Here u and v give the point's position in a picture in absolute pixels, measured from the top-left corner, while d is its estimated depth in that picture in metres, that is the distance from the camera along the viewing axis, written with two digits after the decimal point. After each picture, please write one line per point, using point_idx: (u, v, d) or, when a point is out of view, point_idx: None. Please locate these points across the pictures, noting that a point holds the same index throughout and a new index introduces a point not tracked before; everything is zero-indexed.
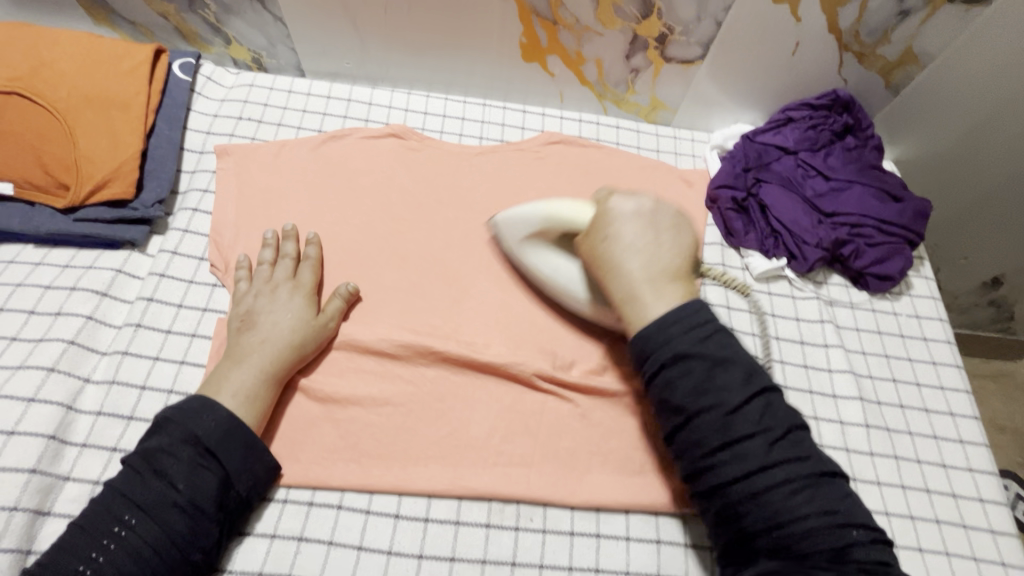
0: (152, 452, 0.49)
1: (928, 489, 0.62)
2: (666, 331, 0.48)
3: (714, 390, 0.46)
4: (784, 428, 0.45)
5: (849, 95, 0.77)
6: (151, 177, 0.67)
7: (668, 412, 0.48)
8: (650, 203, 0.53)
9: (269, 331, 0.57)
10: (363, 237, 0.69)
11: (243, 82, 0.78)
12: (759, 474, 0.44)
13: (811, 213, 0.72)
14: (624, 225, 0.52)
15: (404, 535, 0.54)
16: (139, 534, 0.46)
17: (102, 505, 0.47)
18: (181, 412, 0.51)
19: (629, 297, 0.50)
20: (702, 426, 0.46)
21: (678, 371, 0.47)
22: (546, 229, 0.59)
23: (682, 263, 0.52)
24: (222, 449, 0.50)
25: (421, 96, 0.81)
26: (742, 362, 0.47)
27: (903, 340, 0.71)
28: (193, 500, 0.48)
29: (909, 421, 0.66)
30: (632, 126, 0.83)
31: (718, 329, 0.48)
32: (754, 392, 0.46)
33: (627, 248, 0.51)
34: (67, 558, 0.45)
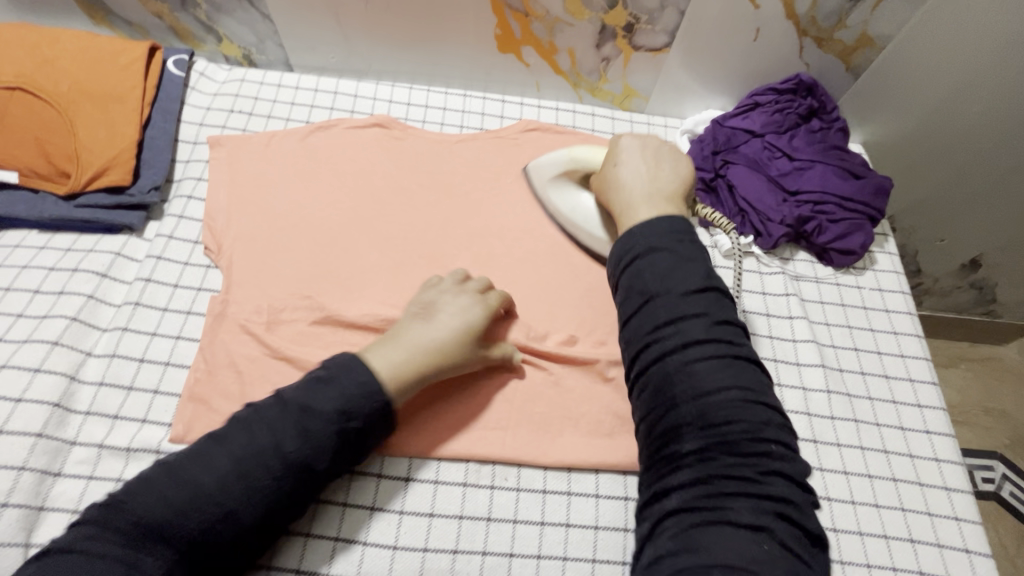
0: (312, 410, 0.51)
1: (886, 450, 0.65)
2: (647, 228, 0.54)
3: (674, 277, 0.50)
4: (732, 323, 0.49)
5: (812, 79, 0.80)
6: (147, 166, 0.71)
7: (631, 297, 0.52)
8: (653, 140, 0.63)
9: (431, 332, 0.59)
10: (349, 220, 0.72)
11: (234, 77, 0.82)
12: (700, 354, 0.47)
13: (776, 192, 0.76)
14: (630, 154, 0.62)
15: (386, 494, 0.57)
16: (280, 484, 0.49)
17: (256, 445, 0.49)
18: (354, 381, 0.53)
19: (629, 205, 0.58)
20: (656, 306, 0.50)
21: (649, 260, 0.52)
22: (569, 170, 0.70)
23: (680, 186, 0.60)
24: (373, 428, 0.53)
25: (404, 88, 0.85)
26: (706, 264, 0.52)
27: (865, 312, 0.74)
28: (331, 465, 0.51)
29: (870, 387, 0.69)
30: (607, 114, 0.86)
31: (691, 238, 0.53)
32: (711, 287, 0.50)
33: (630, 172, 0.61)
34: (210, 489, 0.47)
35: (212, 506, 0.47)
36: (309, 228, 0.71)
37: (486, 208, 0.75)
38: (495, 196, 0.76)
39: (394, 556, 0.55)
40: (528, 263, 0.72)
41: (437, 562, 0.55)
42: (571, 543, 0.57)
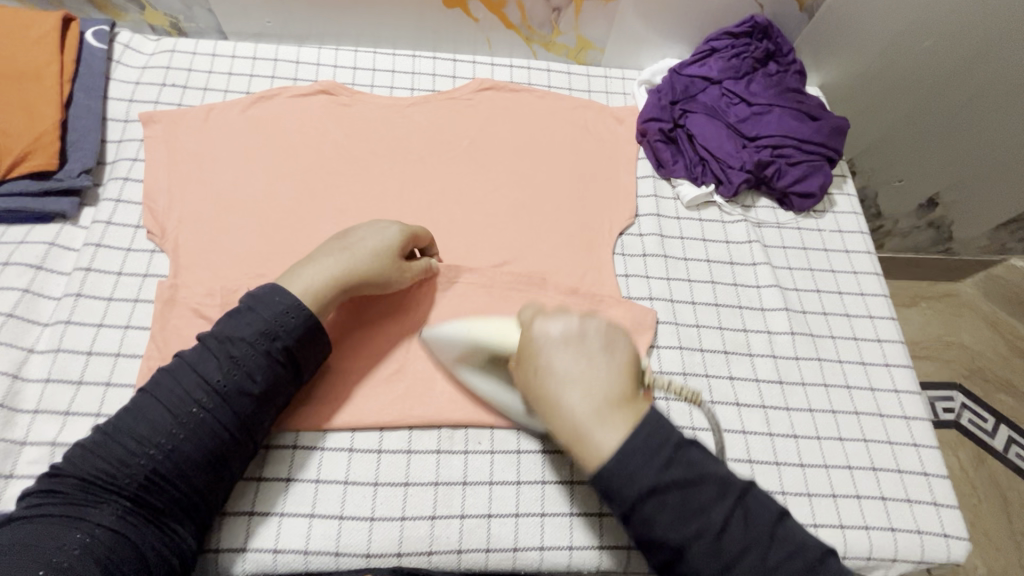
0: (227, 339, 0.52)
1: (848, 385, 0.67)
2: (630, 464, 0.42)
3: (696, 513, 0.43)
4: (766, 524, 0.44)
5: (766, 21, 0.79)
6: (74, 148, 0.66)
7: (654, 549, 0.44)
8: (576, 321, 0.46)
9: (355, 244, 0.58)
10: (300, 193, 0.69)
11: (163, 48, 0.76)
12: None
13: (736, 138, 0.75)
14: (549, 352, 0.46)
15: (359, 467, 0.57)
16: (215, 414, 0.50)
17: (178, 386, 0.50)
18: (261, 305, 0.53)
19: (579, 440, 0.44)
20: (693, 560, 0.43)
21: (655, 509, 0.42)
22: (471, 352, 0.56)
23: (628, 388, 0.45)
24: (298, 345, 0.54)
25: (348, 51, 0.80)
26: (716, 473, 0.44)
27: (826, 254, 0.75)
28: (267, 388, 0.52)
29: (832, 326, 0.70)
30: (562, 69, 0.83)
31: (681, 445, 0.44)
32: (733, 502, 0.44)
33: (558, 384, 0.45)
34: (142, 433, 0.48)
35: (149, 448, 0.48)
36: (260, 204, 0.68)
37: (443, 173, 0.73)
38: (451, 160, 0.74)
39: (372, 527, 0.54)
40: (490, 226, 0.70)
41: (415, 529, 0.55)
42: (549, 499, 0.57)
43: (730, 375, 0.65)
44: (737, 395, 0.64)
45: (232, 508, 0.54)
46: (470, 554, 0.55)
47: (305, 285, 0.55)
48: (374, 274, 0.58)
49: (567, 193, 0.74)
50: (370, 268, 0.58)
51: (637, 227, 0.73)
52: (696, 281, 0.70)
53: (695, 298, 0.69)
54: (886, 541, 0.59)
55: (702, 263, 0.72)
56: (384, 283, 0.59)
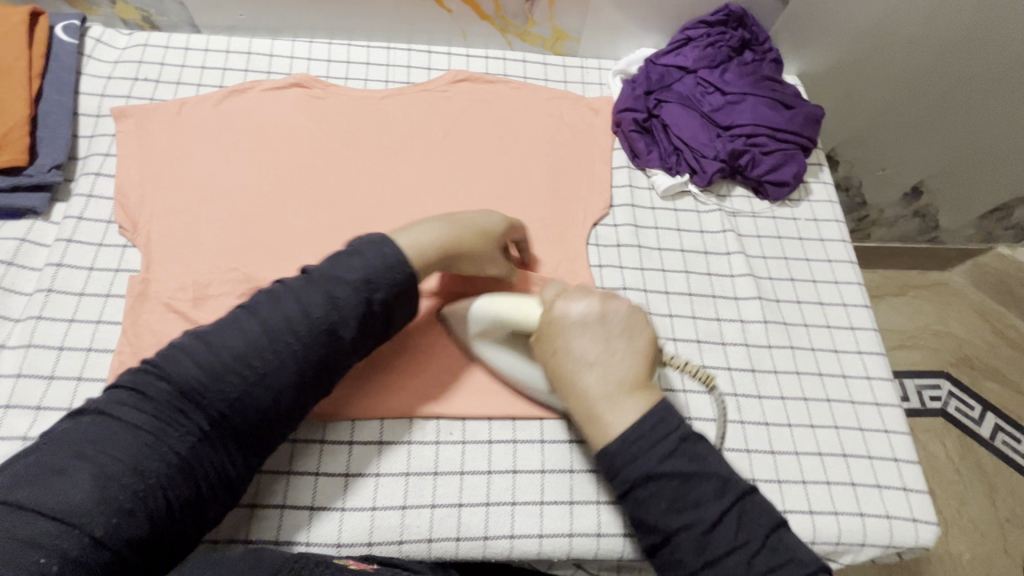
0: (331, 277, 0.52)
1: (821, 372, 0.67)
2: (631, 448, 0.49)
3: (690, 506, 0.48)
4: (758, 529, 0.48)
5: (741, 9, 0.79)
6: (44, 143, 0.66)
7: (648, 535, 0.49)
8: (596, 308, 0.54)
9: (469, 222, 0.60)
10: (272, 187, 0.69)
11: (135, 42, 0.76)
12: None
13: (709, 128, 0.74)
14: (570, 334, 0.53)
15: (330, 458, 0.57)
16: (308, 350, 0.50)
17: (282, 314, 0.50)
18: (375, 254, 0.54)
19: (590, 413, 0.51)
20: (682, 547, 0.48)
21: (650, 493, 0.49)
22: (492, 326, 0.58)
23: (639, 373, 0.53)
24: (395, 300, 0.54)
25: (323, 43, 0.80)
26: (717, 474, 0.49)
27: (801, 242, 0.75)
28: (357, 336, 0.53)
29: (805, 315, 0.71)
30: (538, 60, 0.83)
31: (685, 439, 0.50)
32: (729, 502, 0.48)
33: (577, 363, 0.52)
34: (240, 354, 0.48)
35: (243, 370, 0.48)
36: (233, 199, 0.68)
37: (417, 165, 0.73)
38: (425, 152, 0.73)
39: (343, 517, 0.55)
40: None
41: (387, 519, 0.55)
42: (519, 489, 0.58)
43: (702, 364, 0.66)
44: None
45: None
46: (441, 543, 0.55)
47: (416, 243, 0.56)
48: (472, 255, 0.59)
49: (542, 184, 0.74)
50: (473, 242, 0.59)
51: (611, 217, 0.73)
52: (670, 271, 0.71)
53: (669, 288, 0.69)
54: (855, 526, 0.59)
55: (675, 253, 0.72)
56: (477, 261, 0.60)
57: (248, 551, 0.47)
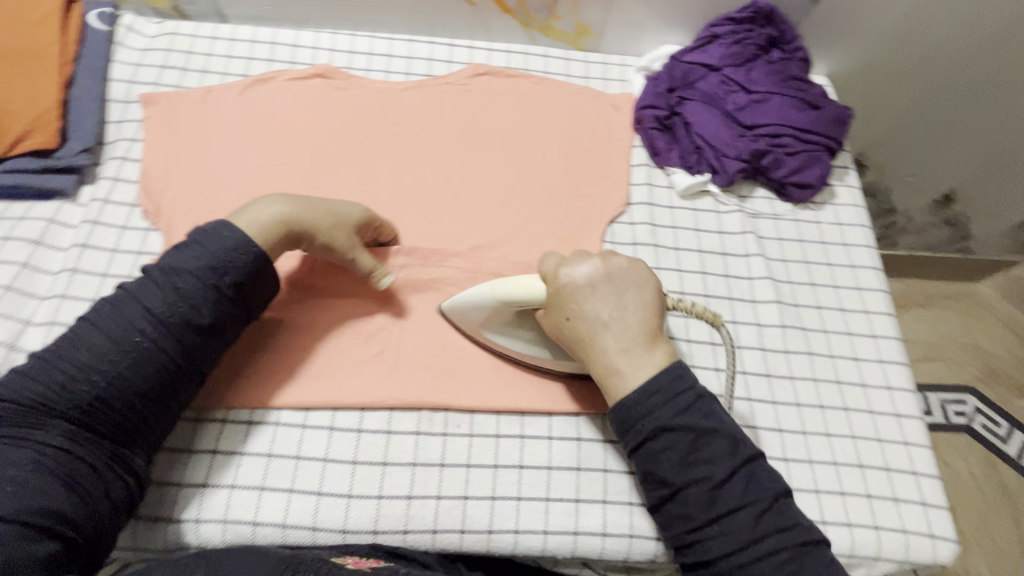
0: (173, 270, 0.53)
1: (838, 380, 0.66)
2: (648, 403, 0.53)
3: (702, 462, 0.52)
4: (767, 490, 0.51)
5: (769, 6, 0.76)
6: (74, 127, 0.68)
7: (658, 490, 0.53)
8: (599, 268, 0.56)
9: (322, 205, 0.59)
10: (291, 175, 0.70)
11: (165, 30, 0.77)
12: (747, 541, 0.49)
13: (732, 127, 0.73)
14: (580, 296, 0.55)
15: (338, 445, 0.58)
16: (158, 345, 0.51)
17: (123, 316, 0.51)
18: (209, 239, 0.54)
19: (612, 370, 0.55)
20: (692, 500, 0.51)
21: (665, 446, 0.52)
22: (498, 312, 0.58)
23: (649, 322, 0.56)
24: (245, 281, 0.55)
25: (346, 35, 0.80)
26: (729, 434, 0.53)
27: (824, 246, 0.73)
28: (215, 322, 0.53)
29: (826, 320, 0.69)
30: (560, 55, 0.82)
31: (701, 398, 0.54)
32: (740, 462, 0.52)
33: (593, 324, 0.55)
34: (85, 361, 0.50)
35: (90, 375, 0.49)
36: (253, 186, 0.68)
37: (435, 158, 0.73)
38: (443, 145, 0.73)
39: (350, 504, 0.55)
40: (479, 212, 0.70)
41: (393, 508, 0.55)
42: (525, 484, 0.57)
43: (716, 367, 0.65)
44: (722, 387, 0.64)
45: (213, 481, 0.56)
46: (445, 534, 0.55)
47: (254, 221, 0.56)
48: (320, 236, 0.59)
49: (559, 180, 0.73)
50: (321, 223, 0.59)
51: (628, 215, 0.72)
52: (686, 271, 0.70)
53: (684, 288, 0.68)
54: (869, 539, 0.58)
55: (693, 253, 0.71)
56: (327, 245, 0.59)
57: (245, 549, 0.48)
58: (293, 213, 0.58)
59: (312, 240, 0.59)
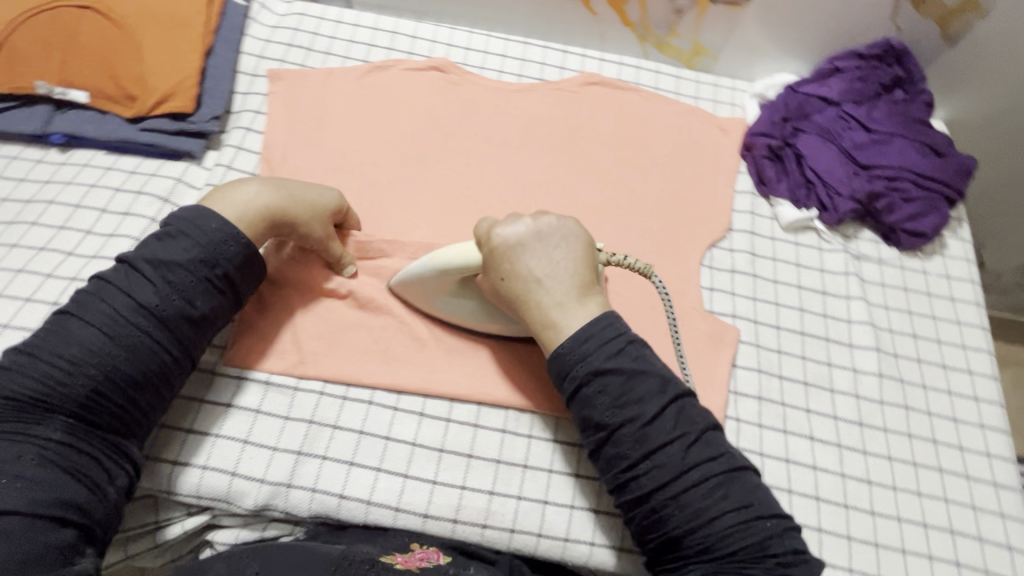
0: (163, 263, 0.53)
1: (934, 439, 0.63)
2: (581, 347, 0.53)
3: (633, 402, 0.51)
4: (696, 425, 0.51)
5: (901, 45, 0.75)
6: (208, 95, 0.71)
7: (593, 433, 0.52)
8: (531, 226, 0.56)
9: (293, 188, 0.60)
10: (402, 163, 0.71)
11: (294, 11, 0.81)
12: (682, 475, 0.49)
13: (848, 165, 0.71)
14: (516, 256, 0.55)
15: (427, 431, 0.59)
16: (151, 337, 0.52)
17: (111, 310, 0.51)
18: (198, 230, 0.54)
19: (548, 324, 0.54)
20: (625, 440, 0.51)
21: (596, 389, 0.52)
22: (441, 281, 0.58)
23: (581, 274, 0.55)
24: (237, 272, 0.56)
25: (463, 31, 0.82)
26: (659, 373, 0.52)
27: (929, 298, 0.71)
28: (207, 313, 0.54)
29: (925, 375, 0.66)
30: (672, 72, 0.81)
31: (633, 342, 0.53)
32: (670, 399, 0.51)
33: (526, 281, 0.55)
34: (79, 356, 0.50)
35: (85, 369, 0.49)
36: (365, 169, 0.70)
37: (539, 161, 0.73)
38: (549, 149, 0.74)
39: (434, 490, 0.56)
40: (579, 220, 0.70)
41: (474, 501, 0.56)
42: (603, 498, 0.57)
43: (807, 408, 0.63)
44: (812, 429, 0.62)
45: (307, 449, 0.57)
46: (523, 535, 0.56)
47: (238, 211, 0.56)
48: (299, 222, 0.59)
49: (661, 197, 0.73)
50: (301, 213, 0.59)
51: (728, 241, 0.71)
52: (783, 305, 0.68)
53: (781, 323, 0.67)
54: None
55: (791, 288, 0.69)
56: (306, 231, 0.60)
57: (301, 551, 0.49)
58: (274, 201, 0.58)
59: (292, 230, 0.59)
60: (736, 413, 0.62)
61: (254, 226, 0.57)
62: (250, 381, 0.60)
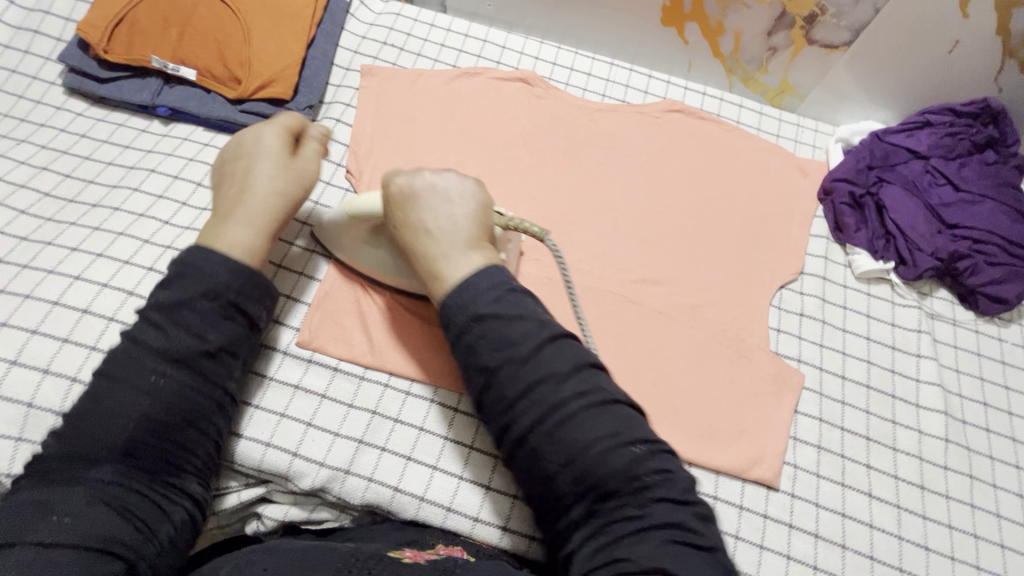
0: (170, 305, 0.50)
1: (998, 513, 0.61)
2: (463, 294, 0.50)
3: (510, 345, 0.48)
4: (569, 364, 0.48)
5: (1000, 106, 0.73)
6: (306, 84, 0.74)
7: (475, 378, 0.50)
8: (426, 177, 0.54)
9: (246, 179, 0.57)
10: (481, 169, 0.72)
11: (390, 10, 0.83)
12: (557, 415, 0.46)
13: (932, 221, 0.70)
14: (406, 204, 0.53)
15: (484, 436, 0.60)
16: (177, 379, 0.49)
17: (131, 361, 0.48)
18: (193, 267, 0.51)
19: (432, 273, 0.52)
20: (503, 384, 0.48)
21: (474, 334, 0.49)
22: (353, 226, 0.59)
23: (473, 228, 0.53)
24: (246, 297, 0.53)
25: (552, 47, 0.84)
26: (537, 315, 0.49)
27: (1003, 367, 0.69)
28: (224, 343, 0.51)
29: (993, 446, 0.64)
30: (755, 108, 0.82)
31: (514, 290, 0.50)
32: (546, 339, 0.48)
33: (415, 230, 0.53)
34: (109, 412, 0.47)
35: (118, 422, 0.46)
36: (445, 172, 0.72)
37: (615, 181, 0.74)
38: (626, 171, 0.74)
39: (488, 495, 0.57)
40: (649, 244, 0.70)
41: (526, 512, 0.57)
42: None
43: (868, 464, 0.62)
44: (871, 486, 0.61)
45: (368, 439, 0.58)
46: None
47: (235, 240, 0.54)
48: (282, 202, 0.57)
49: (735, 231, 0.72)
50: (276, 194, 0.57)
51: (799, 284, 0.71)
52: (850, 355, 0.67)
53: (846, 373, 0.66)
54: None
55: (860, 339, 0.68)
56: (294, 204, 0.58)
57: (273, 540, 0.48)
58: (247, 208, 0.55)
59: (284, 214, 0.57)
60: (794, 459, 0.61)
61: (259, 245, 0.55)
62: (319, 365, 0.61)
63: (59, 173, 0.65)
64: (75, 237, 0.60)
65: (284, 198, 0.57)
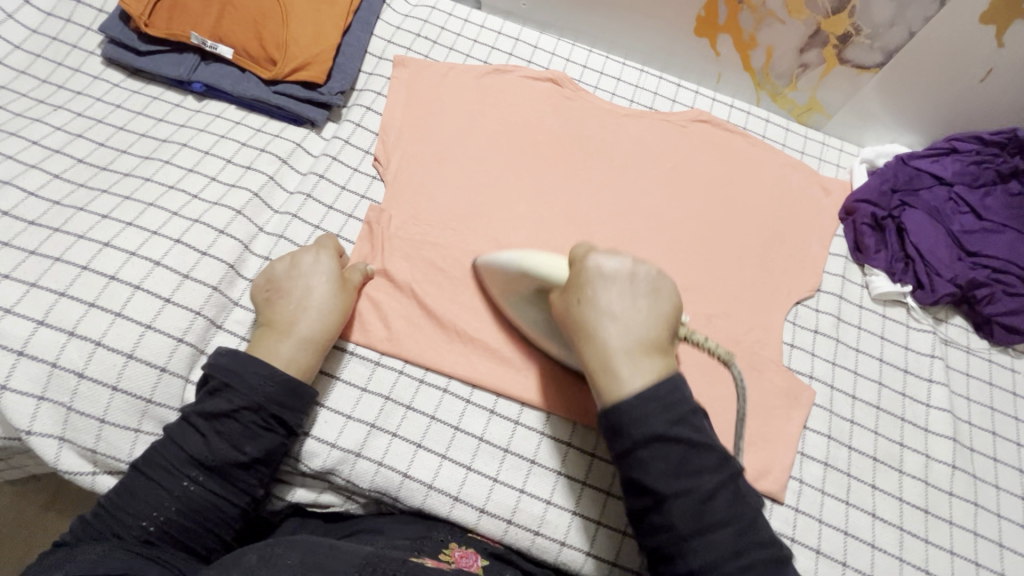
0: (211, 413, 0.51)
1: (1001, 542, 0.61)
2: (645, 407, 0.45)
3: (691, 475, 0.45)
4: (746, 507, 0.45)
5: None
6: (338, 71, 0.74)
7: (637, 496, 0.46)
8: (630, 265, 0.50)
9: (298, 295, 0.58)
10: (507, 166, 0.73)
11: (426, 3, 0.84)
12: (732, 560, 0.43)
13: (952, 248, 0.70)
14: (599, 289, 0.49)
15: (494, 430, 0.60)
16: (206, 484, 0.50)
17: (169, 463, 0.50)
18: (241, 379, 0.52)
19: (605, 367, 0.48)
20: (674, 514, 0.44)
21: (654, 454, 0.45)
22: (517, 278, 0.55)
23: (660, 331, 0.49)
24: (289, 411, 0.53)
25: (583, 50, 0.84)
26: (720, 449, 0.46)
27: (1014, 398, 0.68)
28: (261, 455, 0.52)
29: (999, 476, 0.64)
30: (782, 124, 0.82)
31: (695, 410, 0.47)
32: (727, 477, 0.46)
33: (602, 317, 0.48)
34: (140, 507, 0.48)
35: (145, 519, 0.48)
36: (470, 166, 0.72)
37: (638, 186, 0.74)
38: (649, 177, 0.75)
39: (493, 488, 0.57)
40: (668, 250, 0.71)
41: (531, 506, 0.57)
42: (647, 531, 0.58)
43: (873, 485, 0.62)
44: (875, 506, 0.61)
45: (379, 424, 0.59)
46: (571, 551, 0.56)
47: (289, 358, 0.55)
48: (333, 315, 0.58)
49: (755, 244, 0.73)
50: (327, 310, 0.58)
51: (815, 301, 0.71)
52: (862, 375, 0.67)
53: (857, 394, 0.66)
54: None
55: (873, 360, 0.68)
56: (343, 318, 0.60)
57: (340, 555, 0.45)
58: (300, 330, 0.56)
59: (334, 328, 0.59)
60: (800, 474, 0.61)
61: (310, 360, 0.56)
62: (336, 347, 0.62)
63: (93, 141, 0.66)
64: (106, 204, 0.61)
65: (333, 316, 0.58)
